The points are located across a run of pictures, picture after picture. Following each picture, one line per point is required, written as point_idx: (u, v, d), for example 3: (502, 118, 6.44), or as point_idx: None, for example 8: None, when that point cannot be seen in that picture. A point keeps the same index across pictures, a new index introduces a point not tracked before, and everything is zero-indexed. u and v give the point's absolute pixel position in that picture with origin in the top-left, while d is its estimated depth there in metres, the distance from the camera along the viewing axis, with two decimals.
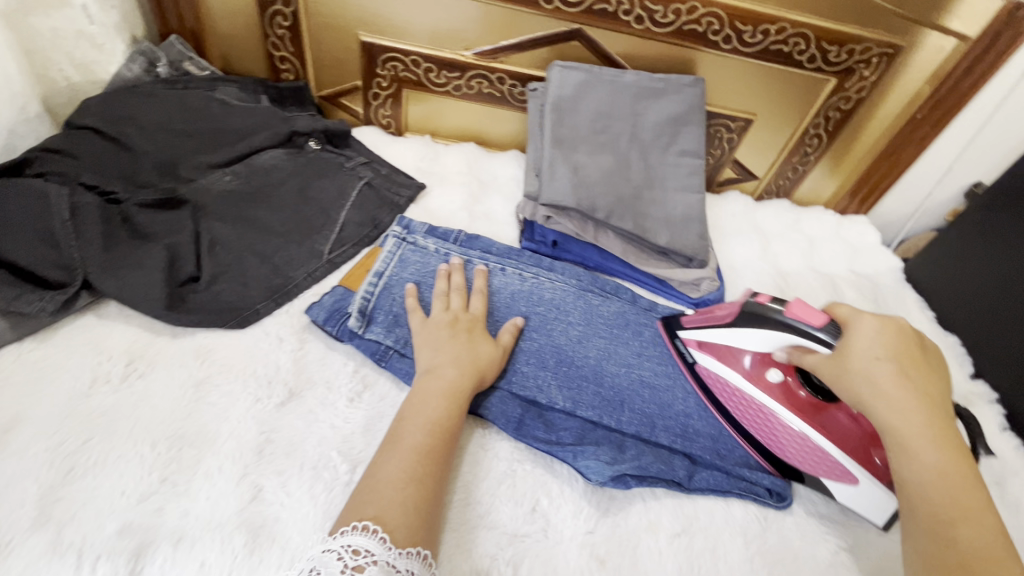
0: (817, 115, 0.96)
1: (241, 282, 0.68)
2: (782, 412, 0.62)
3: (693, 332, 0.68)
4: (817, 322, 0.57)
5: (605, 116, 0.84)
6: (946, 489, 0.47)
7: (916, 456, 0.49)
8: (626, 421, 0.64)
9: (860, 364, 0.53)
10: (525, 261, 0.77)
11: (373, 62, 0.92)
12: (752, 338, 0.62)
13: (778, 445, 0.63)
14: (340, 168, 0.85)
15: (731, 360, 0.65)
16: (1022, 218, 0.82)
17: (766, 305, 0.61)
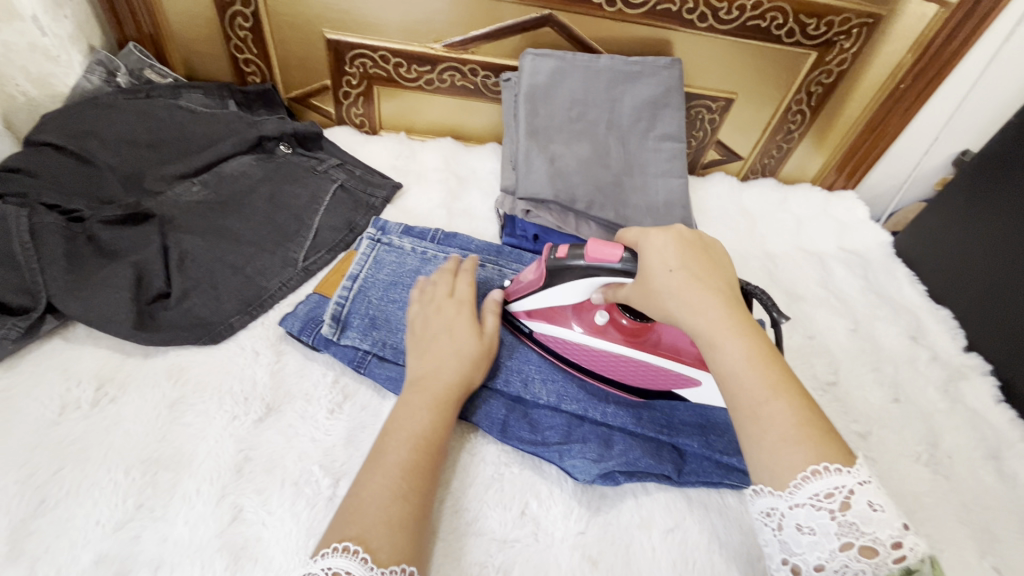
0: (799, 90, 0.94)
1: (213, 296, 0.66)
2: (616, 349, 0.62)
3: (519, 304, 0.64)
4: (615, 258, 0.52)
5: (580, 103, 0.83)
6: (755, 370, 0.43)
7: (721, 347, 0.45)
8: (613, 415, 0.62)
9: (656, 284, 0.49)
10: (505, 256, 0.76)
11: (341, 60, 0.89)
12: (568, 291, 0.58)
13: (632, 376, 0.63)
14: (312, 172, 0.83)
15: (560, 318, 0.64)
16: (1010, 185, 0.80)
17: (566, 257, 0.56)
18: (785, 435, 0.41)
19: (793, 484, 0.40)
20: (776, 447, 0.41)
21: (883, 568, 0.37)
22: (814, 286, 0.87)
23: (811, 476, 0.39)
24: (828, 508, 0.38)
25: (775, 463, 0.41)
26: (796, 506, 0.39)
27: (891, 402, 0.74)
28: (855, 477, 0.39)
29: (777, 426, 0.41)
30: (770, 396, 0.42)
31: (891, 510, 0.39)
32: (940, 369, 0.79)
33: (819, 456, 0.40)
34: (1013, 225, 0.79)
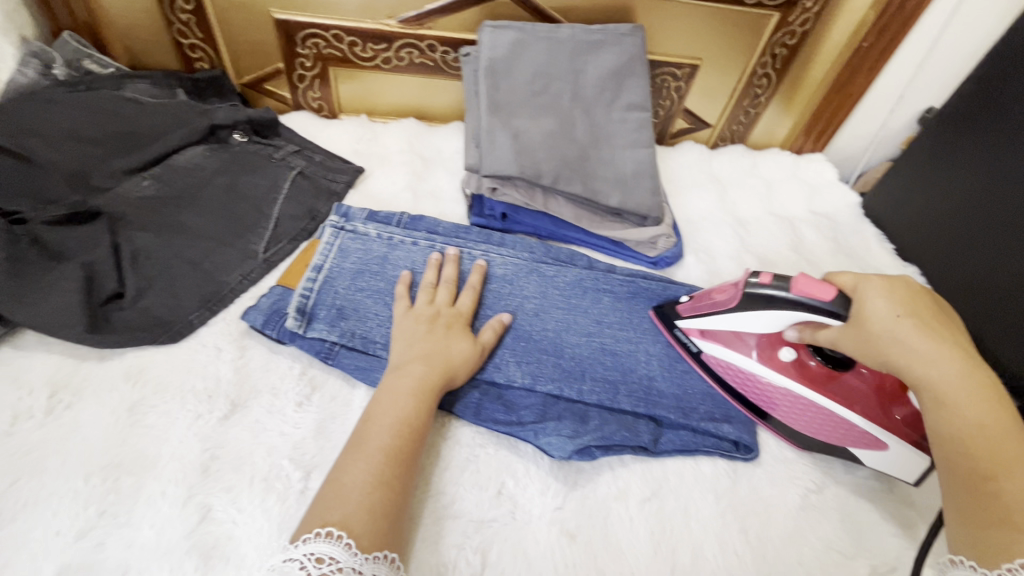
0: (764, 53, 0.92)
1: (170, 294, 0.64)
2: (795, 388, 0.61)
3: (694, 321, 0.65)
4: (825, 296, 0.54)
5: (542, 76, 0.80)
6: (996, 444, 0.44)
7: (956, 411, 0.46)
8: (589, 391, 0.62)
9: (876, 330, 0.50)
10: (474, 238, 0.75)
11: (292, 41, 0.86)
12: (759, 319, 0.59)
13: (803, 421, 0.62)
14: (270, 160, 0.80)
15: (740, 344, 0.64)
16: (974, 139, 0.81)
17: (767, 286, 0.57)
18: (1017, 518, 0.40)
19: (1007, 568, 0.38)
20: (1004, 528, 0.40)
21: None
22: (786, 250, 0.87)
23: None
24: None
25: (993, 540, 0.40)
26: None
27: None
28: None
29: (1012, 509, 0.41)
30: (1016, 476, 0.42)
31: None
32: None
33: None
34: (977, 180, 0.80)
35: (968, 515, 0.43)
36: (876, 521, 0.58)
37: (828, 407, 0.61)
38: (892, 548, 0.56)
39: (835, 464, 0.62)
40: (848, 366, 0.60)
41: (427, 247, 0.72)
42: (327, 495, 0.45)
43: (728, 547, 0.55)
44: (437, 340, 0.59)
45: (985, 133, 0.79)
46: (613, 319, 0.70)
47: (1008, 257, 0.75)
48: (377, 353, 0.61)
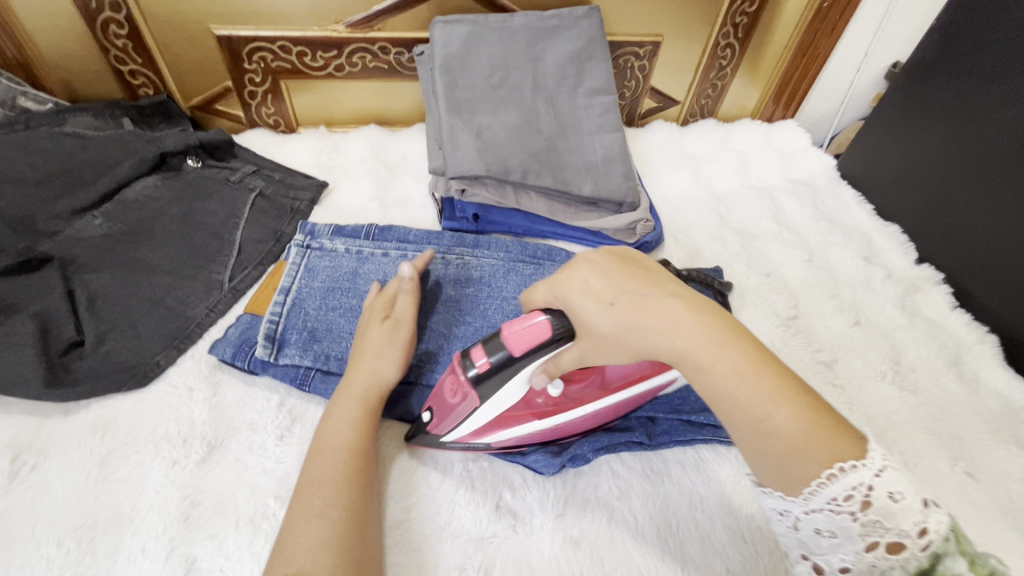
0: (725, 24, 0.90)
1: (133, 336, 0.61)
2: (589, 407, 0.54)
3: (460, 430, 0.53)
4: (545, 332, 0.45)
5: (501, 68, 0.78)
6: (750, 374, 0.37)
7: (710, 367, 0.38)
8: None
9: (607, 333, 0.42)
10: (446, 243, 0.72)
11: (237, 58, 0.82)
12: (514, 387, 0.49)
13: (622, 409, 0.58)
14: (227, 183, 0.77)
15: (515, 416, 0.53)
16: (944, 91, 0.79)
17: (491, 365, 0.47)
18: (793, 445, 0.35)
19: (807, 490, 0.35)
20: (786, 461, 0.35)
21: (913, 560, 0.34)
22: (766, 221, 0.86)
23: (828, 480, 0.34)
24: (849, 509, 0.34)
25: (785, 473, 0.36)
26: (813, 511, 0.35)
27: (852, 326, 0.74)
28: (872, 468, 0.34)
29: (786, 437, 0.35)
30: (773, 404, 0.36)
31: (915, 493, 0.34)
32: (896, 285, 0.79)
33: (831, 454, 0.35)
34: (945, 131, 0.80)
35: (757, 455, 0.37)
36: None
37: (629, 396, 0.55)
38: None
39: None
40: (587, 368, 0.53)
41: (399, 258, 0.69)
42: (300, 538, 0.43)
43: (738, 534, 0.53)
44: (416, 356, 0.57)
45: (949, 84, 0.79)
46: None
47: (980, 207, 0.75)
48: None
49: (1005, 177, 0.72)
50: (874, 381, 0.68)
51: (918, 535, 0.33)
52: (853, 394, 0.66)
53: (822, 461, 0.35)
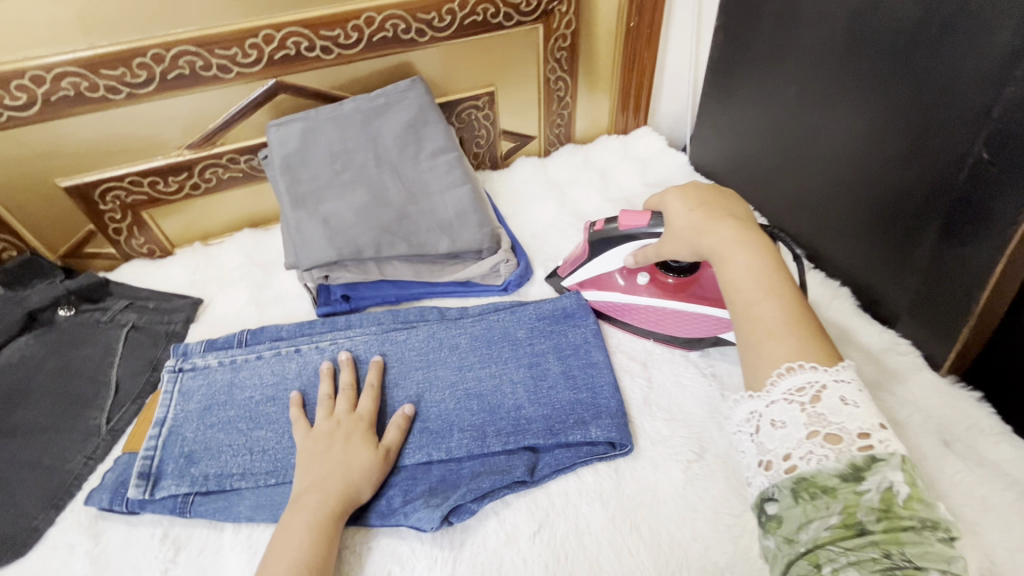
0: (548, 61, 0.97)
1: (10, 506, 0.61)
2: (664, 302, 0.71)
3: (572, 277, 0.77)
4: (643, 222, 0.66)
5: (341, 153, 0.82)
6: (760, 276, 0.48)
7: (728, 261, 0.51)
8: (458, 444, 0.62)
9: (681, 226, 0.58)
10: (319, 330, 0.74)
11: (91, 202, 0.84)
12: (610, 257, 0.71)
13: (685, 327, 0.71)
14: (99, 326, 0.78)
15: (610, 284, 0.74)
16: (747, 76, 0.85)
17: (603, 228, 0.70)
18: (771, 331, 0.45)
19: (769, 381, 0.42)
20: (766, 342, 0.44)
21: (847, 454, 0.37)
22: None
23: (787, 371, 0.42)
24: (800, 401, 0.41)
25: (759, 358, 0.44)
26: (772, 403, 0.42)
27: None
28: (831, 375, 0.41)
29: (769, 323, 0.45)
30: (766, 298, 0.47)
31: (869, 409, 0.39)
32: None
33: (796, 356, 0.43)
34: (758, 114, 0.86)
35: (744, 338, 0.47)
36: None
37: (686, 308, 0.71)
38: None
39: (710, 427, 0.64)
40: (694, 268, 0.71)
41: (273, 357, 0.71)
42: None
43: (623, 549, 0.55)
44: (334, 458, 0.58)
45: (746, 73, 0.85)
46: (472, 360, 0.70)
47: (804, 177, 0.81)
48: (234, 487, 0.60)
49: (813, 147, 0.77)
50: None
51: (860, 438, 0.38)
52: (725, 378, 0.69)
53: (786, 357, 0.43)
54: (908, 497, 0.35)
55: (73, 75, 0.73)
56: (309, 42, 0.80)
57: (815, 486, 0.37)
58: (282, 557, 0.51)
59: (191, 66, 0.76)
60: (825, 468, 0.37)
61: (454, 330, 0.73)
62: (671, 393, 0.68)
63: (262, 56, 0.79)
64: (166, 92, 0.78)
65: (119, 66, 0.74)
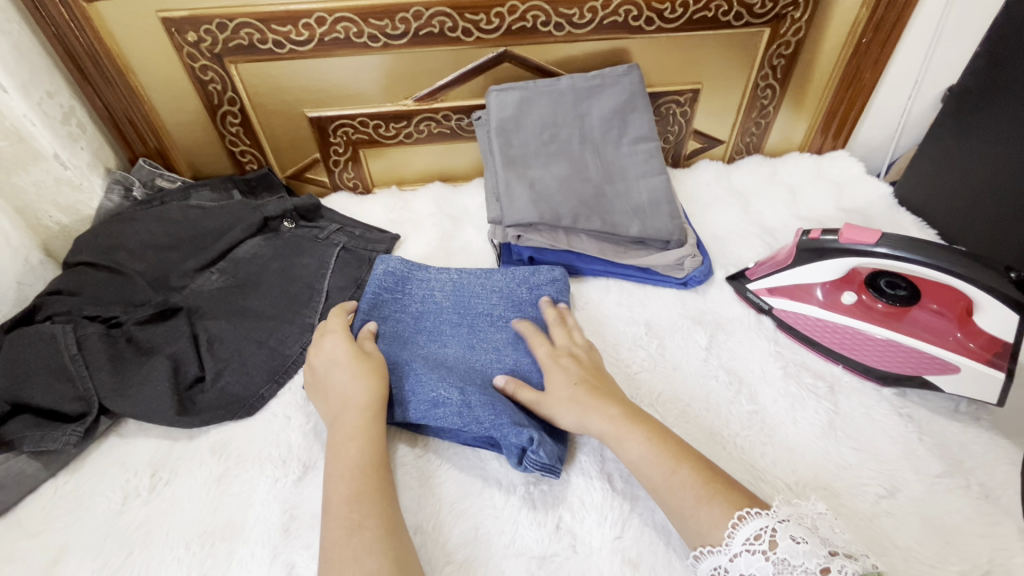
0: (763, 67, 0.95)
1: (243, 372, 0.72)
2: (866, 327, 0.69)
3: (762, 282, 0.75)
4: (872, 241, 0.63)
5: (551, 125, 0.86)
6: (654, 459, 0.52)
7: (627, 447, 0.54)
8: (453, 380, 0.60)
9: (556, 391, 0.59)
10: (418, 280, 0.72)
11: (325, 134, 0.96)
12: (818, 268, 0.70)
13: (885, 360, 0.67)
14: (316, 240, 0.88)
15: (807, 296, 0.72)
16: (1004, 110, 0.78)
17: (820, 239, 0.68)
18: (698, 498, 0.49)
19: (726, 536, 0.46)
20: (696, 509, 0.48)
21: None
22: None
23: (739, 522, 0.46)
24: (760, 549, 0.44)
25: (696, 521, 0.48)
26: (735, 557, 0.45)
27: None
28: (774, 517, 0.45)
29: (689, 492, 0.49)
30: (675, 472, 0.51)
31: (816, 541, 0.44)
32: None
33: (744, 505, 0.47)
34: (1006, 154, 0.78)
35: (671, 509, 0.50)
36: (963, 523, 0.55)
37: (893, 339, 0.67)
38: (984, 550, 0.53)
39: (906, 468, 0.59)
40: (912, 300, 0.68)
41: (389, 293, 0.70)
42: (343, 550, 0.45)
43: None
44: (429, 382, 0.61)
45: (1002, 106, 0.78)
46: (498, 339, 0.68)
47: None
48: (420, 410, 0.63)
49: None
50: (950, 410, 0.65)
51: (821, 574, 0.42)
52: (926, 422, 0.64)
53: (732, 510, 0.47)
54: None
55: (347, 21, 0.82)
56: (547, 17, 0.85)
57: None
58: (359, 456, 0.53)
59: (441, 26, 0.84)
60: None
61: (493, 301, 0.71)
62: (860, 424, 0.63)
63: (502, 24, 0.85)
64: (413, 46, 0.86)
65: (385, 18, 0.82)
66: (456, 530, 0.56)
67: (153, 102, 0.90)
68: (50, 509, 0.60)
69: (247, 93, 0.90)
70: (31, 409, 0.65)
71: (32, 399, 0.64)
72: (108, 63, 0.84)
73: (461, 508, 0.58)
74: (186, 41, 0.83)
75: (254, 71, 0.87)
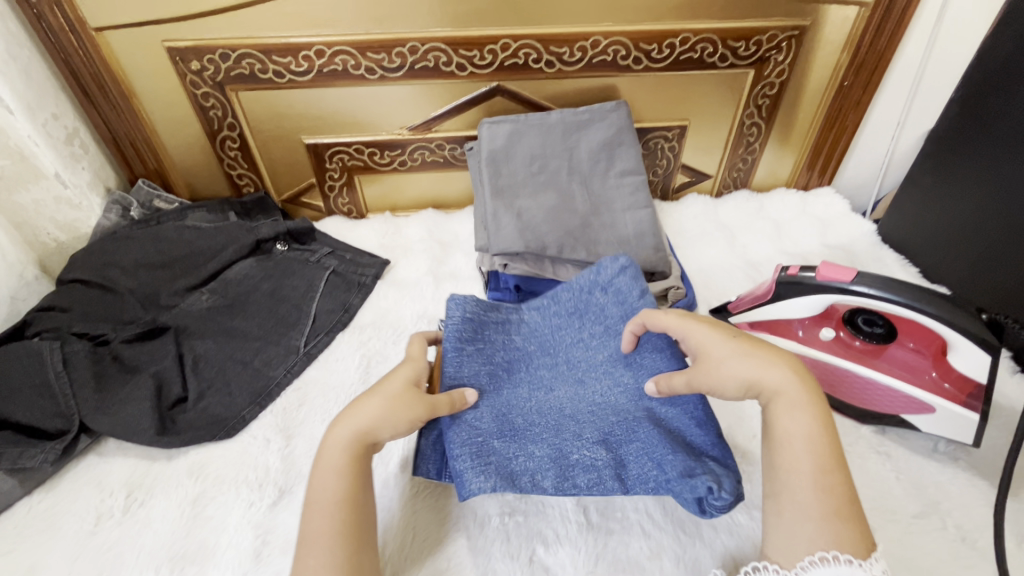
0: (748, 105, 0.97)
1: (226, 394, 0.72)
2: (844, 364, 0.68)
3: (743, 315, 0.76)
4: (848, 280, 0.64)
5: (539, 157, 0.88)
6: (814, 447, 0.47)
7: (789, 420, 0.48)
8: (592, 437, 0.57)
9: (716, 357, 0.52)
10: (495, 330, 0.65)
11: (322, 160, 0.99)
12: (796, 304, 0.70)
13: (862, 398, 0.67)
14: (307, 263, 0.89)
15: (786, 331, 0.73)
16: (981, 153, 0.80)
17: (797, 275, 0.68)
18: (824, 510, 0.44)
19: (801, 565, 0.43)
20: (800, 519, 0.45)
21: None
22: None
23: (821, 561, 0.42)
24: None
25: (792, 534, 0.45)
26: None
27: None
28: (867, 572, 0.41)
29: (825, 501, 0.45)
30: (832, 470, 0.46)
31: None
32: None
33: (831, 546, 0.43)
34: (983, 194, 0.80)
35: (779, 510, 0.46)
36: (937, 566, 0.54)
37: (871, 377, 0.67)
38: None
39: (882, 509, 0.59)
40: (889, 338, 0.68)
41: (469, 345, 0.62)
42: None
43: None
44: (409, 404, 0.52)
45: (978, 152, 0.80)
46: (603, 361, 0.62)
47: None
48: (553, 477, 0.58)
49: None
50: (926, 450, 0.64)
51: None
52: (902, 461, 0.64)
53: (822, 543, 0.43)
54: None
55: (345, 54, 0.85)
56: (538, 55, 0.88)
57: None
58: None
59: (436, 60, 0.87)
60: None
61: (577, 326, 0.65)
62: None
63: (495, 61, 0.88)
64: (409, 79, 0.89)
65: (382, 52, 0.85)
66: (429, 558, 0.56)
67: (155, 124, 0.93)
68: (22, 527, 0.60)
69: (246, 119, 0.93)
70: (11, 425, 0.65)
71: (13, 415, 0.65)
72: (113, 87, 0.87)
73: (428, 533, 0.58)
74: (189, 69, 0.86)
75: (254, 99, 0.90)
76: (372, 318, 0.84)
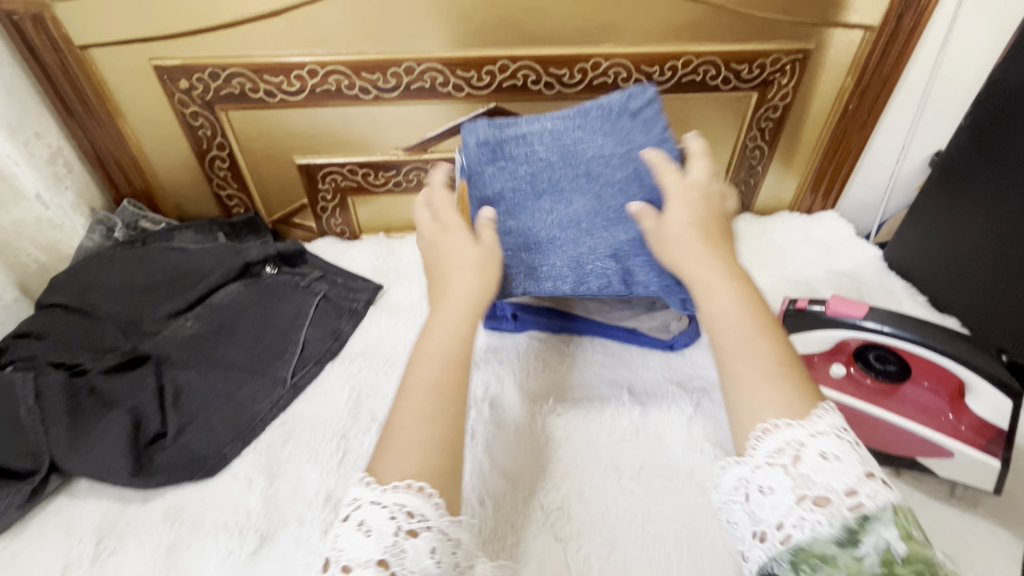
0: (751, 128, 0.95)
1: (207, 430, 0.68)
2: (858, 403, 0.64)
3: None
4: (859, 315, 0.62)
5: None
6: (749, 319, 0.49)
7: (717, 295, 0.51)
8: (605, 250, 0.64)
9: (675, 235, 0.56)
10: (518, 147, 0.68)
11: (314, 180, 0.96)
12: (806, 339, 0.66)
13: (877, 438, 0.63)
14: (296, 288, 0.86)
15: None
16: (991, 180, 0.78)
17: (806, 309, 0.66)
18: (772, 391, 0.44)
19: (752, 446, 0.43)
20: (746, 384, 0.46)
21: (839, 516, 0.38)
22: None
23: (767, 432, 0.43)
24: (781, 463, 0.41)
25: (741, 419, 0.45)
26: (756, 468, 0.42)
27: None
28: (808, 431, 0.41)
29: (758, 360, 0.46)
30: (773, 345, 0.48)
31: (852, 460, 0.40)
32: None
33: (774, 420, 0.43)
34: (995, 223, 0.79)
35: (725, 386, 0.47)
36: None
37: (887, 417, 0.62)
38: None
39: None
40: (902, 376, 0.64)
41: (495, 163, 0.67)
42: None
43: None
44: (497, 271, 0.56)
45: (988, 180, 0.78)
46: (619, 178, 0.65)
47: None
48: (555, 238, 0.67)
49: None
50: (943, 496, 0.61)
51: (846, 494, 0.38)
52: (918, 508, 0.60)
53: (759, 420, 0.44)
54: (905, 554, 0.35)
55: (339, 73, 0.83)
56: (537, 76, 0.86)
57: (814, 554, 0.37)
58: None
59: (432, 81, 0.85)
60: (820, 534, 0.38)
61: (599, 141, 0.67)
62: None
63: (493, 82, 0.86)
64: (404, 99, 0.87)
65: (377, 72, 0.83)
66: None
67: (142, 143, 0.90)
68: None
69: (236, 139, 0.90)
70: None
71: None
72: (98, 105, 0.84)
73: None
74: (177, 88, 0.84)
75: (244, 118, 0.88)
76: (363, 346, 0.81)
